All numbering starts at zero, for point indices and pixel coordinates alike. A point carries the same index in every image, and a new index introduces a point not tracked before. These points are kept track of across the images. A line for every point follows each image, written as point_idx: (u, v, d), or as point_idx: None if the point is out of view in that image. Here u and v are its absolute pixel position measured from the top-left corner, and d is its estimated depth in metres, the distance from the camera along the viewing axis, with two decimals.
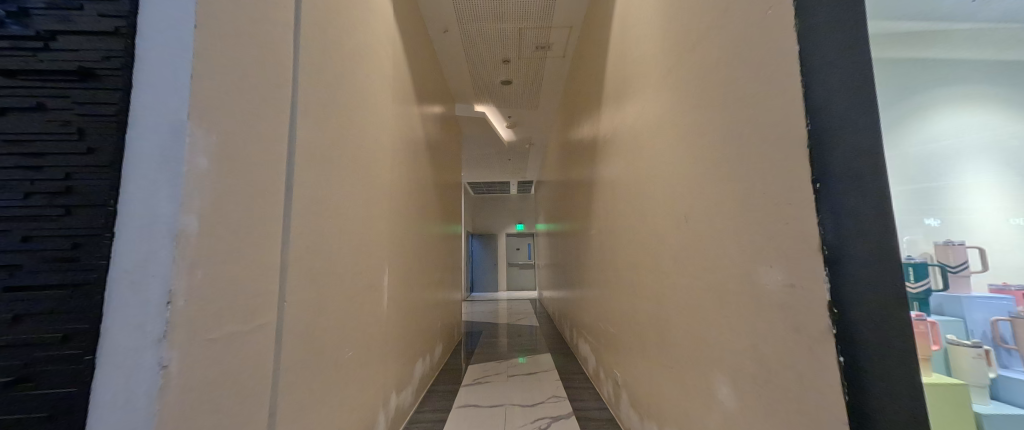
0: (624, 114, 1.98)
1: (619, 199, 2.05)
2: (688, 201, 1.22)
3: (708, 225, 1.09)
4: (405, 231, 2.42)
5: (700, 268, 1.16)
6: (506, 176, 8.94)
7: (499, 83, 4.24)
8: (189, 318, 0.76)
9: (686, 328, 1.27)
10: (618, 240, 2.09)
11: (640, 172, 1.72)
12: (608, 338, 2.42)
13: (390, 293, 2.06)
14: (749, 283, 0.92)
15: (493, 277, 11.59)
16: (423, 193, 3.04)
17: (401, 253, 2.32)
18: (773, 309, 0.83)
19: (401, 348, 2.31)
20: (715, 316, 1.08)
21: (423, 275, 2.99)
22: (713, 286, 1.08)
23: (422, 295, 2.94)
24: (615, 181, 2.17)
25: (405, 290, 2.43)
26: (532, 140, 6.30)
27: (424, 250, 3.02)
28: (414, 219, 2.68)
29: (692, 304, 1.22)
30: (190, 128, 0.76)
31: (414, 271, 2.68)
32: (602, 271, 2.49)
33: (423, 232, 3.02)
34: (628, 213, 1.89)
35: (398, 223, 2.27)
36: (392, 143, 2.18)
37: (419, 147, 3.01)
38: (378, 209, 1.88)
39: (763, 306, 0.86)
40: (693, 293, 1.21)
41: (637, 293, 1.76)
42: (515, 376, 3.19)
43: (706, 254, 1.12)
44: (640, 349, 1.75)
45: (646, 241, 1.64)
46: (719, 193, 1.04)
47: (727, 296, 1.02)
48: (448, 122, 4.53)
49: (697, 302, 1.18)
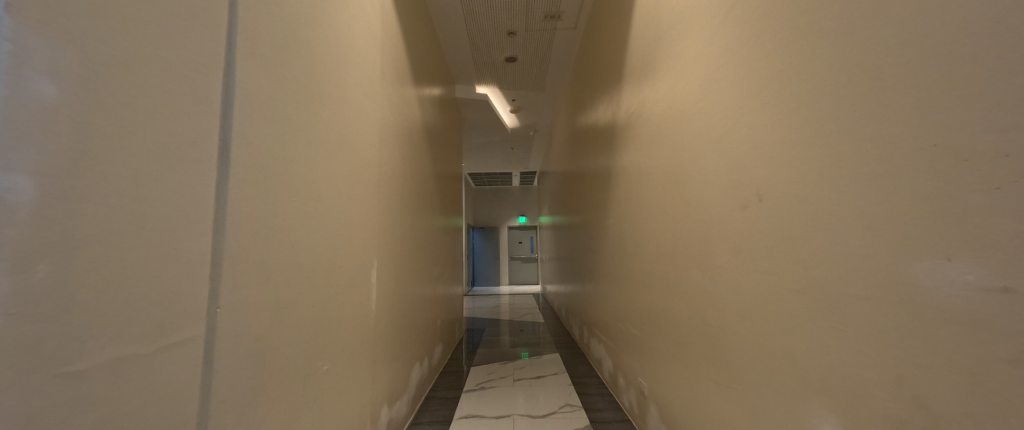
0: (659, 77, 1.67)
1: (651, 182, 1.75)
2: (772, 173, 0.92)
3: (809, 203, 0.79)
4: (398, 222, 2.12)
5: (792, 262, 0.85)
6: (508, 166, 8.63)
7: (503, 61, 3.92)
8: (8, 341, 0.46)
9: (762, 343, 0.97)
10: (647, 227, 1.80)
11: (683, 143, 1.41)
12: (631, 342, 2.13)
13: (380, 293, 1.78)
14: (904, 286, 0.61)
15: (495, 271, 11.32)
16: (419, 178, 2.74)
17: (394, 246, 2.03)
18: (971, 325, 0.53)
19: (394, 354, 2.03)
20: (822, 331, 0.78)
21: (421, 270, 2.71)
22: (816, 287, 0.79)
23: (420, 293, 2.66)
24: (643, 161, 1.87)
25: (400, 286, 2.15)
26: (537, 126, 5.99)
27: (421, 243, 2.73)
28: (410, 207, 2.39)
29: (774, 311, 0.92)
30: (13, 28, 0.46)
31: (410, 265, 2.40)
32: (625, 266, 2.20)
33: (421, 222, 2.74)
34: (662, 197, 1.60)
35: (391, 209, 1.98)
36: (382, 117, 1.89)
37: (414, 127, 2.70)
38: (362, 193, 1.59)
39: (948, 323, 0.56)
40: (777, 297, 0.91)
41: (677, 294, 1.46)
42: (522, 381, 2.92)
43: (804, 245, 0.82)
44: (681, 362, 1.46)
45: (691, 229, 1.34)
46: (832, 156, 0.74)
47: (848, 302, 0.71)
48: (447, 104, 4.20)
49: (784, 309, 0.89)
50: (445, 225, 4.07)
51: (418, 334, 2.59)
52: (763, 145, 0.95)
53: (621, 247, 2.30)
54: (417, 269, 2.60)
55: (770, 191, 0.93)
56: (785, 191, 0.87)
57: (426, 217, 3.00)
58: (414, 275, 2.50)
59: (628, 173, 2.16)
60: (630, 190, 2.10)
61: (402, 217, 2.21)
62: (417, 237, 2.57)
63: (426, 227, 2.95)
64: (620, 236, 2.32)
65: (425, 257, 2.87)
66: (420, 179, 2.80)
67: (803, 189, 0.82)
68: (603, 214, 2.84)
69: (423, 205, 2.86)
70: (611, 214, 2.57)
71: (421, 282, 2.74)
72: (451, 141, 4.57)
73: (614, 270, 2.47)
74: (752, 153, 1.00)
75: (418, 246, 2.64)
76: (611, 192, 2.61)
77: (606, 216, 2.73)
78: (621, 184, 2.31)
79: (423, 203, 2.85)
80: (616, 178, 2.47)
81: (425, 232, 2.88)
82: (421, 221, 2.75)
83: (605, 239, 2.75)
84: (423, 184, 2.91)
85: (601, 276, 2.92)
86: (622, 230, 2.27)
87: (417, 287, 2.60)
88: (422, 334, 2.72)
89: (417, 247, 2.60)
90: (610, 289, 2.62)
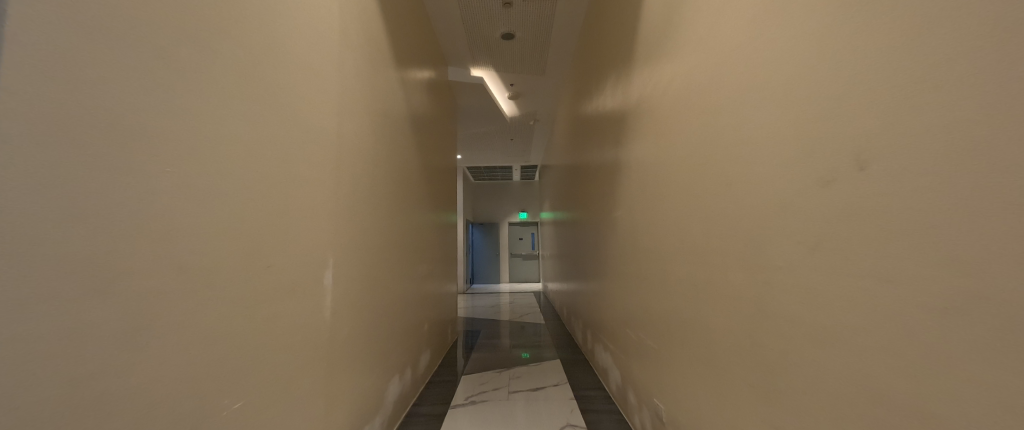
0: (689, 30, 1.35)
1: (673, 164, 1.44)
2: (891, 127, 0.60)
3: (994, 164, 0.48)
4: (371, 213, 1.82)
5: (945, 261, 0.54)
6: (508, 159, 8.31)
7: (499, 39, 3.60)
8: None
9: (874, 383, 0.65)
10: (668, 215, 1.48)
11: (725, 105, 1.09)
12: (644, 354, 1.83)
13: (342, 296, 1.48)
14: None
15: (495, 268, 11.03)
16: (401, 164, 2.43)
17: (365, 241, 1.73)
18: None
19: (365, 367, 1.73)
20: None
21: (404, 268, 2.42)
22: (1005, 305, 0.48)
23: (402, 294, 2.36)
24: (662, 141, 1.56)
25: (374, 286, 1.85)
26: (537, 114, 5.66)
27: (404, 237, 2.43)
28: (388, 195, 2.09)
29: (901, 334, 0.61)
30: None
31: (390, 261, 2.11)
32: (637, 266, 1.89)
33: (404, 213, 2.44)
34: (690, 180, 1.29)
35: (360, 196, 1.67)
36: (346, 84, 1.58)
37: (395, 106, 2.40)
38: (313, 174, 1.28)
39: None
40: (908, 317, 0.59)
41: (714, 302, 1.15)
42: (518, 393, 2.60)
43: (980, 234, 0.50)
44: (717, 388, 1.15)
45: (734, 219, 1.03)
46: None
47: None
48: (439, 88, 3.89)
49: (931, 337, 0.56)
50: (436, 218, 3.77)
51: (399, 340, 2.29)
52: (868, 87, 0.64)
53: (633, 244, 1.98)
54: (399, 267, 2.30)
55: (886, 155, 0.61)
56: (930, 151, 0.55)
57: (411, 208, 2.70)
58: (394, 274, 2.20)
59: (642, 157, 1.84)
60: (646, 177, 1.78)
61: (377, 206, 1.90)
62: (398, 229, 2.27)
63: (410, 219, 2.65)
64: (632, 231, 2.00)
65: (409, 254, 2.57)
66: (403, 166, 2.51)
67: (987, 141, 0.49)
68: (611, 207, 2.53)
69: (407, 195, 2.56)
70: (621, 207, 2.26)
71: (404, 281, 2.44)
72: (444, 129, 4.26)
73: (624, 269, 2.16)
74: (846, 102, 0.68)
75: (400, 240, 2.34)
76: (620, 181, 2.30)
77: (615, 209, 2.42)
78: (634, 170, 1.99)
79: (406, 193, 2.55)
80: (627, 164, 2.16)
81: (408, 224, 2.58)
82: (404, 214, 2.45)
83: (614, 235, 2.43)
84: (406, 172, 2.61)
85: (609, 276, 2.61)
86: (635, 225, 1.95)
87: (398, 287, 2.30)
88: (405, 340, 2.42)
89: (399, 242, 2.30)
90: (619, 291, 2.30)
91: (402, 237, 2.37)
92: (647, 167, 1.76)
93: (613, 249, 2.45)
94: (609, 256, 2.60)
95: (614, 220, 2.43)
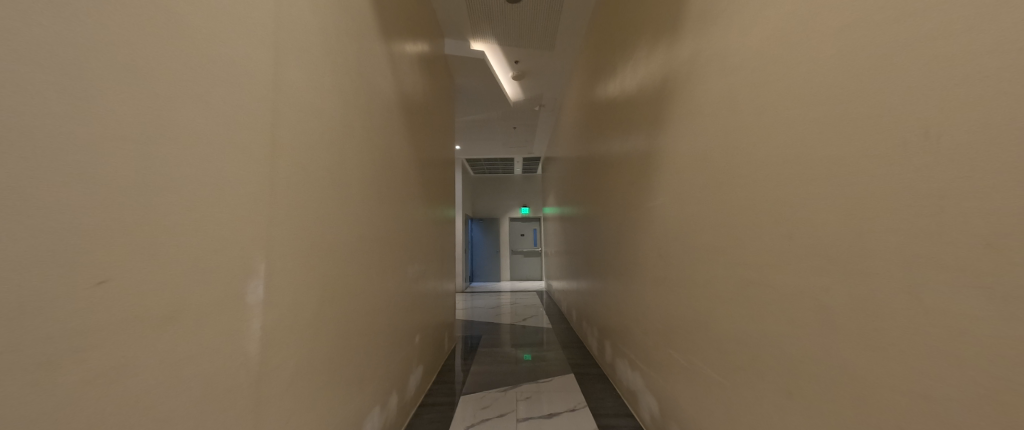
0: None
1: (777, 131, 0.99)
2: None
3: None
4: (339, 200, 1.37)
5: None
6: (509, 150, 7.86)
7: (503, 5, 3.14)
8: None
9: None
10: (761, 203, 1.05)
11: (917, 14, 0.65)
12: (704, 387, 1.39)
13: (288, 315, 1.04)
14: None
15: (495, 266, 10.62)
16: (384, 141, 1.99)
17: (328, 236, 1.28)
18: None
19: (331, 405, 1.30)
20: None
21: (388, 271, 1.97)
22: None
23: (386, 304, 1.92)
24: (746, 101, 1.12)
25: (345, 296, 1.41)
26: (543, 98, 5.22)
27: (388, 232, 1.99)
28: (365, 180, 1.64)
29: None
30: None
31: (369, 263, 1.66)
32: (695, 272, 1.44)
33: (388, 203, 1.99)
34: (818, 149, 0.85)
35: (319, 176, 1.23)
36: (298, 17, 1.13)
37: (376, 69, 1.95)
38: (231, 135, 0.83)
39: None
40: None
41: (897, 344, 0.69)
42: (529, 420, 2.17)
43: None
44: None
45: (980, 207, 0.57)
46: None
47: None
48: (433, 63, 3.43)
49: None
50: (430, 212, 3.32)
51: (383, 360, 1.86)
52: None
53: (685, 244, 1.54)
54: (382, 270, 1.86)
55: None
56: None
57: (398, 197, 2.26)
58: (375, 279, 1.75)
59: (701, 129, 1.40)
60: (707, 155, 1.33)
61: (348, 193, 1.46)
62: (380, 223, 1.83)
63: (397, 211, 2.21)
64: (682, 226, 1.56)
65: (395, 253, 2.13)
66: (386, 145, 2.06)
67: None
68: (644, 198, 2.08)
69: (392, 181, 2.12)
70: (661, 197, 1.81)
71: (389, 287, 2.00)
72: (440, 111, 3.82)
73: (667, 276, 1.72)
74: None
75: (383, 237, 1.89)
76: (659, 165, 1.85)
77: (651, 200, 1.97)
78: (685, 150, 1.55)
79: (392, 179, 2.11)
80: (671, 143, 1.72)
81: (394, 216, 2.14)
82: (388, 203, 2.00)
83: (648, 232, 1.99)
84: (391, 154, 2.16)
85: (638, 280, 2.17)
86: (688, 218, 1.51)
87: (382, 295, 1.86)
88: (390, 358, 1.99)
89: (381, 238, 1.85)
90: (658, 301, 1.85)
91: (386, 233, 1.93)
92: (711, 142, 1.32)
93: (648, 249, 2.00)
94: (639, 258, 2.15)
95: (649, 214, 1.98)
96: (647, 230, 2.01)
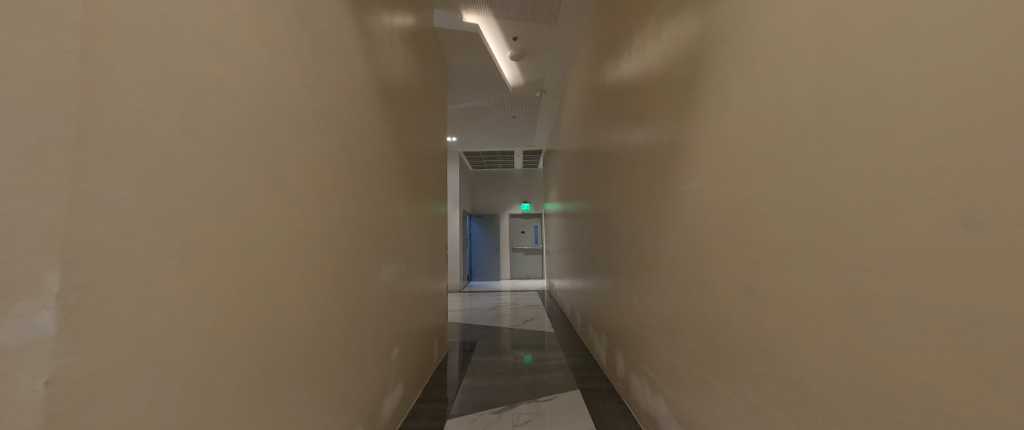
0: None
1: (970, 43, 0.60)
2: None
3: None
4: (242, 176, 0.98)
5: None
6: (509, 142, 7.49)
7: None
8: None
9: None
10: (897, 171, 0.71)
11: None
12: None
13: (125, 343, 0.69)
14: None
15: (494, 264, 10.26)
16: (336, 111, 1.63)
17: (218, 226, 0.90)
18: None
19: None
20: None
21: (335, 272, 1.59)
22: None
23: (329, 313, 1.54)
24: (872, 22, 0.75)
25: (250, 306, 1.05)
26: (544, 83, 4.86)
27: (335, 223, 1.60)
28: (295, 152, 1.26)
29: None
30: None
31: (298, 260, 1.28)
32: (770, 276, 1.06)
33: (336, 187, 1.61)
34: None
35: (206, 138, 0.88)
36: None
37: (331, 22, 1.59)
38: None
39: None
40: None
41: None
42: None
43: None
44: None
45: None
46: None
47: None
48: (421, 36, 3.06)
49: None
50: (417, 202, 2.95)
51: (326, 384, 1.48)
52: None
53: (748, 239, 1.15)
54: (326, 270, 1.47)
55: None
56: None
57: (360, 181, 1.88)
58: (315, 281, 1.37)
59: (777, 78, 1.01)
60: (795, 111, 0.95)
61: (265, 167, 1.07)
62: (317, 210, 1.45)
63: (357, 199, 1.84)
64: (742, 214, 1.17)
65: (350, 248, 1.75)
66: (341, 116, 1.68)
67: None
68: (672, 182, 1.70)
69: (348, 161, 1.73)
70: (701, 179, 1.42)
71: (340, 291, 1.62)
72: (430, 92, 3.44)
73: (715, 280, 1.33)
74: None
75: (323, 229, 1.50)
76: (697, 138, 1.47)
77: (682, 184, 1.59)
78: (745, 110, 1.16)
79: (348, 157, 1.74)
80: (716, 107, 1.33)
81: (349, 204, 1.75)
82: (337, 188, 1.62)
83: (680, 225, 1.60)
84: (352, 129, 1.78)
85: (663, 284, 1.78)
86: (753, 201, 1.13)
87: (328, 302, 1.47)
88: (338, 379, 1.61)
89: (320, 230, 1.47)
90: (696, 311, 1.47)
91: (328, 222, 1.54)
92: (803, 91, 0.93)
93: (678, 245, 1.62)
94: (665, 257, 1.77)
95: (681, 202, 1.60)
96: (677, 221, 1.62)
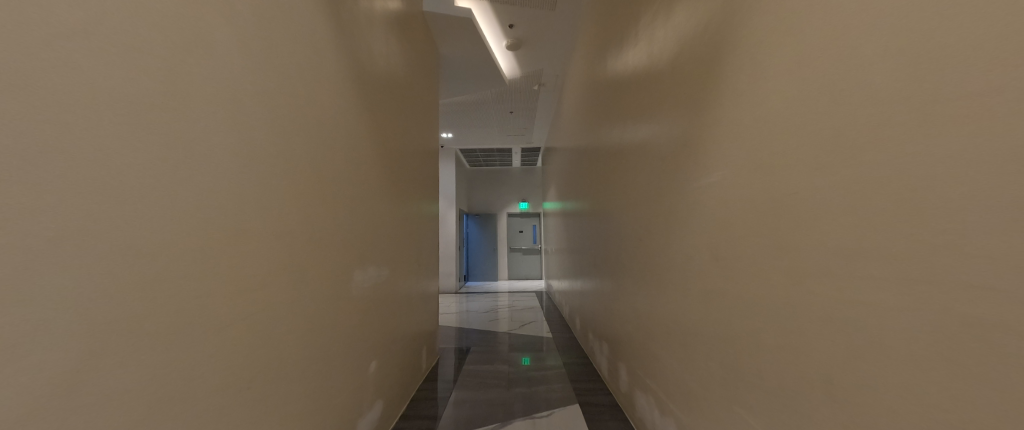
0: None
1: None
2: None
3: None
4: (122, 155, 0.74)
5: None
6: (507, 139, 7.27)
7: None
8: None
9: None
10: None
11: None
12: None
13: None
14: None
15: (492, 264, 10.05)
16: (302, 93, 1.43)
17: (79, 228, 0.67)
18: None
19: None
20: None
21: (295, 277, 1.36)
22: None
23: (286, 325, 1.31)
24: None
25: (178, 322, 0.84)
26: (542, 75, 4.63)
27: (296, 219, 1.37)
28: (232, 132, 1.02)
29: None
30: None
31: (235, 265, 1.04)
32: (829, 291, 0.82)
33: (295, 177, 1.37)
34: None
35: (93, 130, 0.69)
36: None
37: None
38: None
39: None
40: None
41: None
42: None
43: None
44: None
45: None
46: None
47: None
48: (410, 21, 2.86)
49: None
50: (403, 198, 2.74)
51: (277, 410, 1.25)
52: None
53: (795, 243, 0.92)
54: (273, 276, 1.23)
55: None
56: None
57: (329, 172, 1.64)
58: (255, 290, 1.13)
59: (829, 39, 0.81)
60: (868, 72, 0.71)
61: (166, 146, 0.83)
62: (274, 204, 1.22)
63: (325, 192, 1.60)
64: (783, 211, 0.94)
65: (315, 248, 1.51)
66: (307, 97, 1.46)
67: None
68: (689, 175, 1.47)
69: (313, 148, 1.50)
70: (728, 170, 1.19)
71: (297, 299, 1.38)
72: (421, 82, 3.23)
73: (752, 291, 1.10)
74: None
75: (279, 228, 1.27)
76: (721, 121, 1.24)
77: (703, 176, 1.35)
78: (791, 80, 0.92)
79: (313, 145, 1.50)
80: (749, 81, 1.10)
81: (315, 198, 1.52)
82: (297, 179, 1.38)
83: (701, 224, 1.36)
84: (318, 113, 1.55)
85: (679, 293, 1.55)
86: (800, 195, 0.89)
87: (273, 314, 1.23)
88: (298, 401, 1.39)
89: (273, 227, 1.23)
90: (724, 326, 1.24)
91: (287, 219, 1.31)
92: (880, 45, 0.69)
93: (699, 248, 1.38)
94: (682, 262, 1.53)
95: (701, 197, 1.36)
96: (697, 220, 1.39)
